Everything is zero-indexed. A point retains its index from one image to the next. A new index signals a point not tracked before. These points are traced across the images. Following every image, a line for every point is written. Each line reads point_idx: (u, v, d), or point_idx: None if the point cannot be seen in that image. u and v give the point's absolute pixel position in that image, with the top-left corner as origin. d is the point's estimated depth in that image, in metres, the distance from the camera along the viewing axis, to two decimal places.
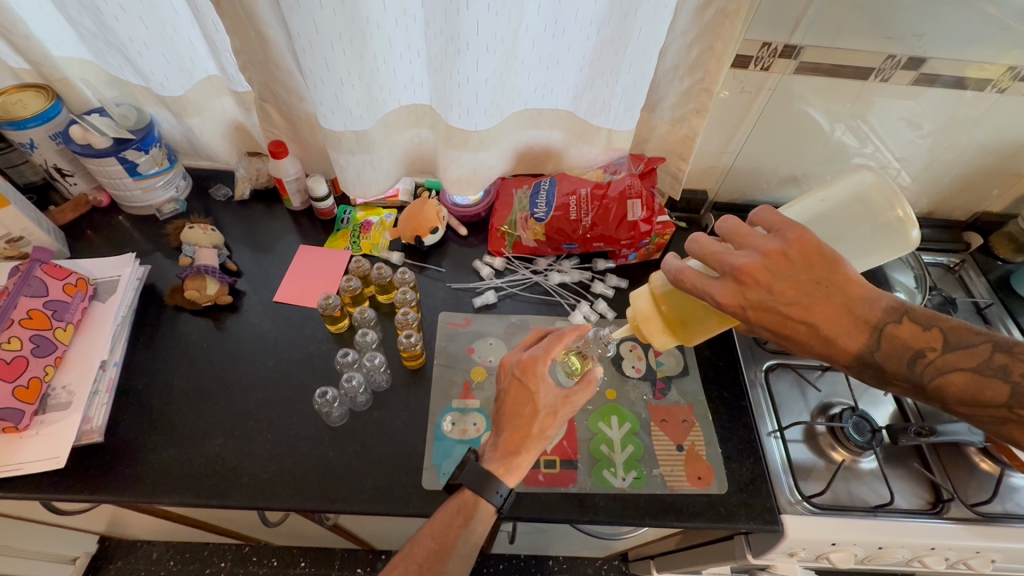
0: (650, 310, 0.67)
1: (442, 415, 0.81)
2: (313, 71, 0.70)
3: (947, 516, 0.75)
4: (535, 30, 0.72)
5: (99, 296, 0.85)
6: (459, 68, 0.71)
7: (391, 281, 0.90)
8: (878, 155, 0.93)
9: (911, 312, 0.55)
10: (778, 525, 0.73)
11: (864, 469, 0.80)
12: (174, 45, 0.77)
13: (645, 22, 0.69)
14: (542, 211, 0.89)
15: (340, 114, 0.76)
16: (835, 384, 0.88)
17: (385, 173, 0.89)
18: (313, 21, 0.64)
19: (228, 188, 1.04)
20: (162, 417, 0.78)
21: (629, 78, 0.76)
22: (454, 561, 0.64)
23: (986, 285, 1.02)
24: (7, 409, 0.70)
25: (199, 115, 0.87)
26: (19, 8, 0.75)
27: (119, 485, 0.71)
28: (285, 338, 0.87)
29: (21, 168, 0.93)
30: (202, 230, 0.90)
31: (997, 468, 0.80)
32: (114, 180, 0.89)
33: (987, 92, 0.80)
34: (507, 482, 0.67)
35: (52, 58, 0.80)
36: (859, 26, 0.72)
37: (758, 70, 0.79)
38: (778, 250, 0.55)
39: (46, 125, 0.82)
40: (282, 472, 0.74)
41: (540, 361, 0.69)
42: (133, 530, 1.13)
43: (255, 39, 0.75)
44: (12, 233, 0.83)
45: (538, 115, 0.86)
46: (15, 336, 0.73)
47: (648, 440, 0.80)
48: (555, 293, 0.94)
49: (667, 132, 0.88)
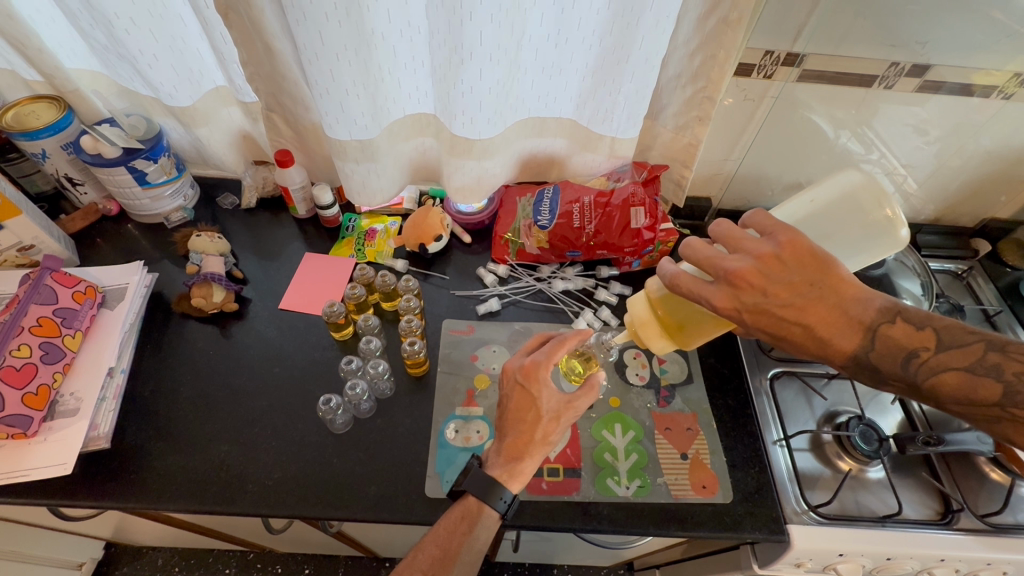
0: (647, 315, 0.67)
1: (445, 423, 0.81)
2: (318, 82, 0.71)
3: (956, 527, 0.74)
4: (538, 40, 0.72)
5: (107, 304, 0.86)
6: (462, 77, 0.72)
7: (394, 289, 0.90)
8: (884, 161, 0.93)
9: (904, 312, 0.55)
10: (784, 536, 0.72)
11: (871, 478, 0.79)
12: (184, 57, 0.79)
13: (647, 31, 0.69)
14: (545, 218, 0.89)
15: (345, 124, 0.76)
16: (841, 393, 0.87)
17: (389, 181, 0.90)
18: (318, 33, 0.65)
19: (235, 197, 1.05)
20: (167, 423, 0.78)
21: (631, 86, 0.76)
22: (459, 568, 0.64)
23: (994, 292, 1.01)
24: (16, 416, 0.71)
25: (207, 125, 0.89)
26: (33, 21, 0.76)
27: (125, 492, 0.72)
28: (291, 345, 0.88)
29: (33, 177, 0.95)
30: (209, 238, 0.91)
31: (1007, 478, 0.78)
32: (125, 190, 0.91)
33: (993, 98, 0.79)
34: (511, 488, 0.67)
35: (64, 70, 0.82)
36: (863, 33, 0.72)
37: (760, 79, 0.79)
38: (772, 255, 0.54)
39: (58, 136, 0.83)
40: (286, 479, 0.74)
41: (541, 366, 0.69)
42: (141, 536, 1.14)
43: (263, 50, 0.76)
44: (24, 242, 0.85)
45: (542, 124, 0.87)
46: (24, 343, 0.74)
47: (651, 448, 0.80)
48: (557, 300, 0.94)
49: (670, 140, 0.88)
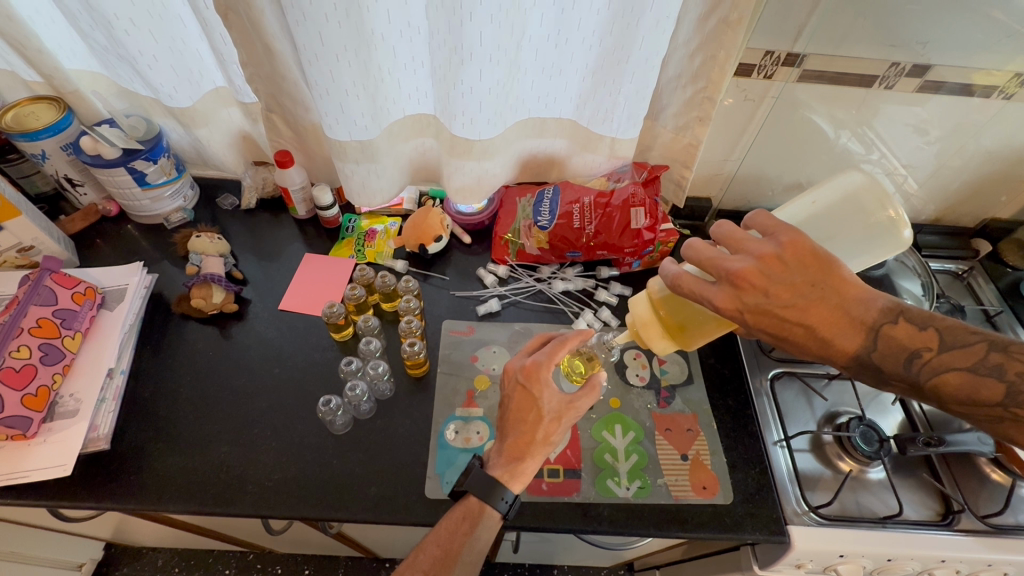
0: (648, 315, 0.67)
1: (446, 423, 0.81)
2: (318, 82, 0.71)
3: (957, 528, 0.74)
4: (538, 41, 0.72)
5: (106, 304, 0.86)
6: (462, 78, 0.72)
7: (394, 290, 0.90)
8: (884, 162, 0.93)
9: (906, 312, 0.55)
10: (784, 537, 0.72)
11: (872, 479, 0.78)
12: (184, 58, 0.79)
13: (647, 31, 0.69)
14: (545, 219, 0.89)
15: (345, 125, 0.76)
16: (842, 393, 0.87)
17: (389, 182, 0.90)
18: (318, 33, 0.65)
19: (234, 197, 1.05)
20: (167, 424, 0.78)
21: (631, 87, 0.76)
22: (460, 568, 0.63)
23: (995, 292, 1.01)
24: (15, 417, 0.70)
25: (206, 126, 0.89)
26: (32, 22, 0.76)
27: (124, 493, 0.72)
28: (291, 346, 0.88)
29: (32, 178, 0.95)
30: (209, 239, 0.91)
31: (1008, 478, 0.78)
32: (124, 190, 0.90)
33: (994, 98, 0.79)
34: (512, 489, 0.67)
35: (64, 71, 0.82)
36: (863, 33, 0.71)
37: (760, 79, 0.79)
38: (773, 255, 0.54)
39: (57, 137, 0.83)
40: (286, 480, 0.74)
41: (542, 367, 0.68)
42: (141, 537, 1.14)
43: (262, 51, 0.76)
44: (24, 243, 0.85)
45: (542, 124, 0.87)
46: (24, 344, 0.74)
47: (652, 449, 0.80)
48: (558, 301, 0.94)
49: (670, 141, 0.88)
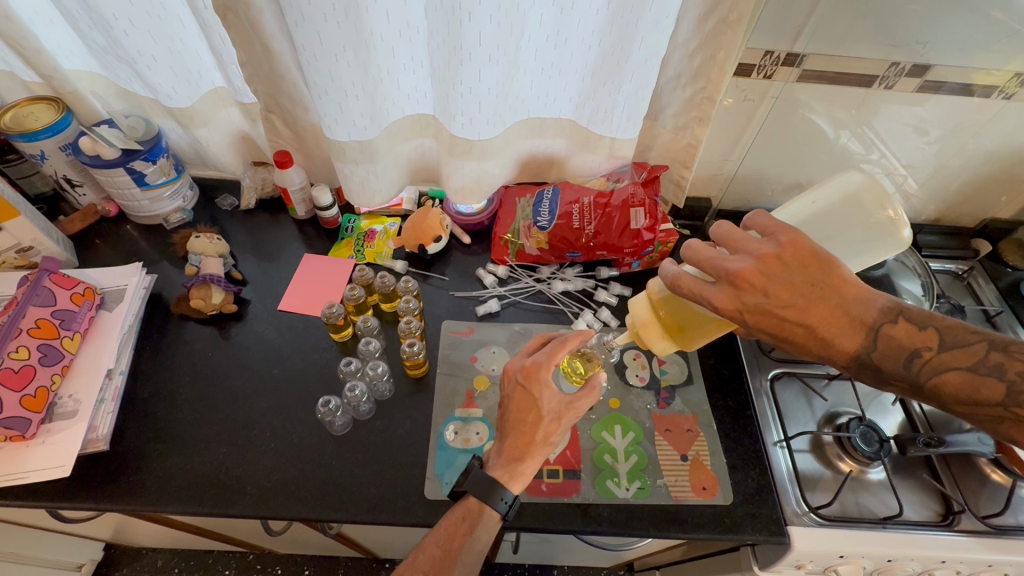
0: (648, 316, 0.67)
1: (445, 424, 0.80)
2: (318, 83, 0.71)
3: (957, 528, 0.74)
4: (538, 41, 0.72)
5: (105, 305, 0.86)
6: (462, 78, 0.71)
7: (394, 290, 0.90)
8: (884, 162, 0.93)
9: (906, 312, 0.55)
10: (784, 537, 0.72)
11: (872, 479, 0.78)
12: (183, 58, 0.79)
13: (647, 31, 0.69)
14: (545, 219, 0.89)
15: (345, 125, 0.76)
16: (842, 394, 0.87)
17: (389, 182, 0.90)
18: (317, 33, 0.65)
19: (234, 198, 1.05)
20: (167, 425, 0.78)
21: (631, 87, 0.76)
22: (460, 568, 0.63)
23: (995, 293, 1.01)
24: (14, 418, 0.70)
25: (205, 126, 0.88)
26: (31, 22, 0.76)
27: (123, 494, 0.72)
28: (290, 346, 0.88)
29: (31, 179, 0.95)
30: (208, 239, 0.91)
31: (1008, 479, 0.78)
32: (124, 191, 0.90)
33: (994, 98, 0.79)
34: (512, 489, 0.67)
35: (63, 72, 0.82)
36: (863, 33, 0.71)
37: (760, 78, 0.79)
38: (772, 255, 0.54)
39: (56, 137, 0.83)
40: (286, 480, 0.74)
41: (542, 367, 0.68)
42: (141, 537, 1.14)
43: (261, 51, 0.76)
44: (23, 243, 0.85)
45: (541, 124, 0.87)
46: (23, 345, 0.73)
47: (651, 449, 0.79)
48: (558, 301, 0.94)
49: (669, 141, 0.88)
